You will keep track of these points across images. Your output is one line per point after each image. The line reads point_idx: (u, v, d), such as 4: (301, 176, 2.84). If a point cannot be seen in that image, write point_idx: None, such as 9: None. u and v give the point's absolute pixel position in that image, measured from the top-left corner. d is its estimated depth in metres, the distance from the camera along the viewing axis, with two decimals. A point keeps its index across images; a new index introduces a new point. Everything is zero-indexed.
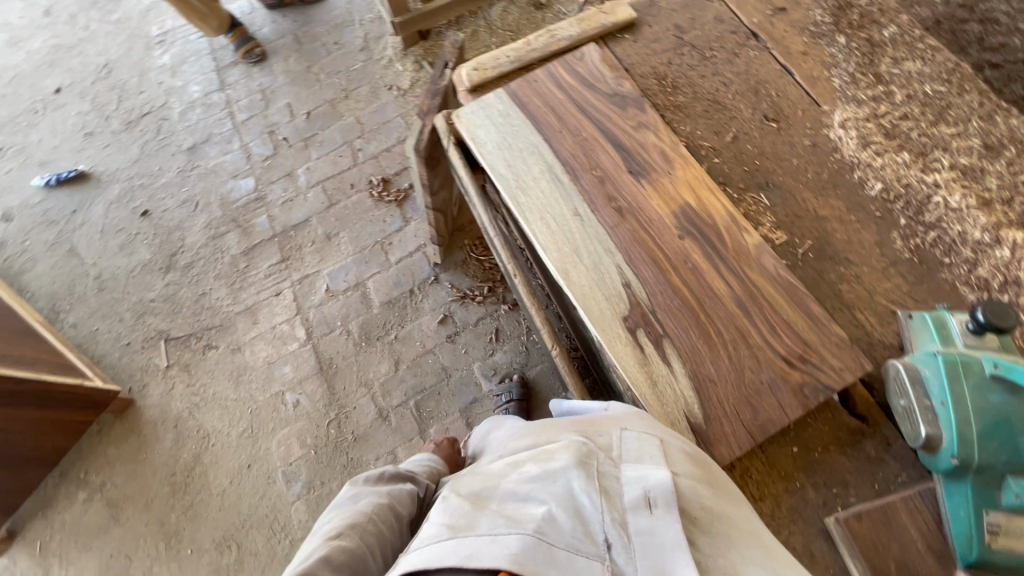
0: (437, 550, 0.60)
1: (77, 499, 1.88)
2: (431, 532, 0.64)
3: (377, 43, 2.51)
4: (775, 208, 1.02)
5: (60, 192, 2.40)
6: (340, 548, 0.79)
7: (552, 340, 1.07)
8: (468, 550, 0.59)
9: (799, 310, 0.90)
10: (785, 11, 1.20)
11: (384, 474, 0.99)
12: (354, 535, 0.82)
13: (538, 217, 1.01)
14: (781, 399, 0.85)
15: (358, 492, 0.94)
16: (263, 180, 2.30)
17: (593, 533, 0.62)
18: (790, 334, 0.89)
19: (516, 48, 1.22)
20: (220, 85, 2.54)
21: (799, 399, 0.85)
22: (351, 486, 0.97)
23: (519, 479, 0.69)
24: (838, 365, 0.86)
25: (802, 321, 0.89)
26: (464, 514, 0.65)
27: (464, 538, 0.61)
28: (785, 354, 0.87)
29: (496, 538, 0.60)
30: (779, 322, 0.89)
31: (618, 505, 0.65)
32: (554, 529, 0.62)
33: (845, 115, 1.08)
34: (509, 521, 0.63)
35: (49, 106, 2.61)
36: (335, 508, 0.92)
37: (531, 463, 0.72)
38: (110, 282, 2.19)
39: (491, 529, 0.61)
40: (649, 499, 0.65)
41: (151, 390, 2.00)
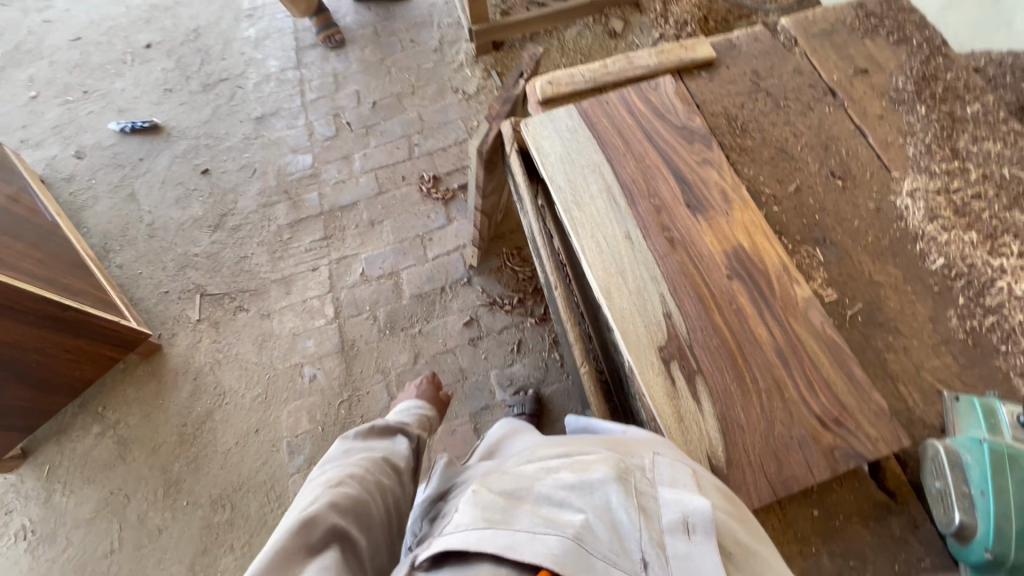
0: (474, 539, 0.59)
1: (90, 431, 1.94)
2: (463, 520, 0.62)
3: (450, 46, 2.59)
4: (829, 265, 1.01)
5: (131, 139, 2.53)
6: (345, 492, 0.83)
7: (581, 357, 1.07)
8: (506, 545, 0.58)
9: (841, 372, 0.88)
10: (867, 73, 1.19)
11: (373, 428, 1.06)
12: (356, 482, 0.87)
13: (589, 233, 1.02)
14: (810, 458, 0.82)
15: (349, 448, 0.98)
16: (320, 159, 2.38)
17: (629, 549, 0.60)
18: (828, 394, 0.86)
19: (593, 70, 1.24)
20: (296, 64, 2.65)
21: (829, 461, 0.82)
22: (340, 443, 1.00)
23: (554, 482, 0.68)
24: (874, 435, 0.83)
25: (842, 383, 0.87)
26: (498, 507, 0.63)
27: (501, 531, 0.60)
28: (820, 414, 0.85)
29: (535, 537, 0.59)
30: (818, 379, 0.87)
31: (655, 525, 0.63)
32: (592, 537, 0.60)
33: (915, 185, 1.05)
34: (547, 522, 0.61)
35: (137, 59, 2.77)
36: (327, 462, 0.95)
37: (566, 469, 0.70)
38: (161, 231, 2.28)
39: (529, 529, 0.60)
40: (688, 524, 0.62)
41: (179, 339, 2.07)
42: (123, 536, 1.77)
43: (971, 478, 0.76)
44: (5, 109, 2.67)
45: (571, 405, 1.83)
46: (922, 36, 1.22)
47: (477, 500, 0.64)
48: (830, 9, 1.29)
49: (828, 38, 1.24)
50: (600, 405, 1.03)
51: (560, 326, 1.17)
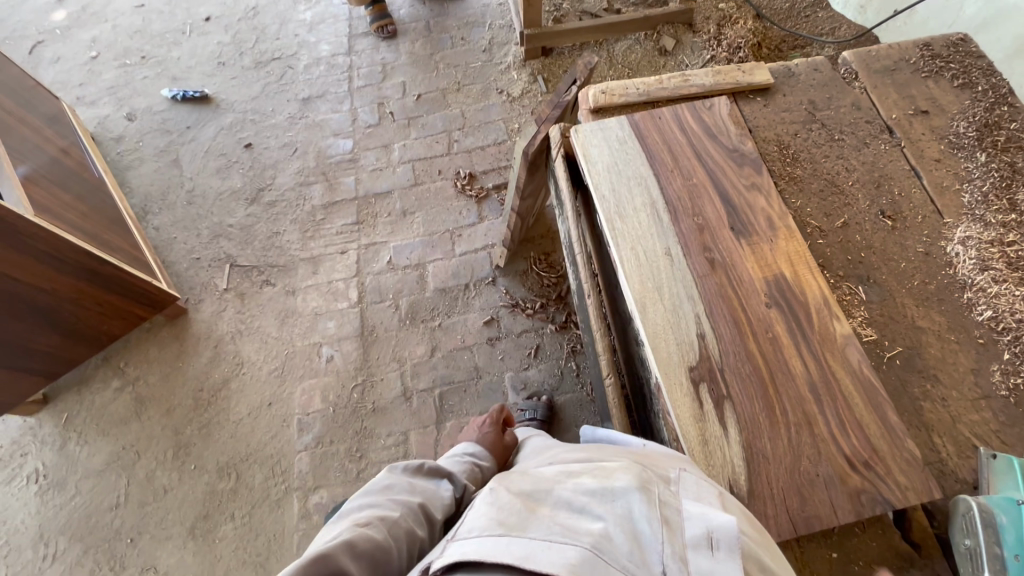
0: (489, 544, 0.59)
1: (110, 385, 1.98)
2: (478, 524, 0.62)
3: (500, 48, 2.60)
4: (870, 304, 0.99)
5: (181, 107, 2.59)
6: (366, 536, 0.77)
7: (608, 368, 1.06)
8: (523, 551, 0.57)
9: (875, 415, 0.85)
10: (927, 114, 1.16)
11: (423, 467, 1.00)
12: (383, 529, 0.80)
13: (629, 245, 1.02)
14: (834, 497, 0.80)
15: (392, 483, 0.94)
16: (361, 145, 2.41)
17: (649, 560, 0.59)
18: (860, 436, 0.84)
19: (647, 83, 1.24)
20: (347, 50, 2.69)
21: (854, 504, 0.79)
22: (387, 473, 0.97)
23: (574, 491, 0.68)
24: (904, 483, 0.80)
25: (875, 425, 0.84)
26: (515, 513, 0.63)
27: (517, 538, 0.59)
28: (850, 454, 0.82)
29: (552, 545, 0.58)
30: (850, 419, 0.85)
31: (677, 538, 0.61)
32: (610, 548, 0.59)
33: (967, 233, 1.03)
34: (564, 530, 0.61)
35: (196, 30, 2.84)
36: (368, 493, 0.92)
37: (586, 479, 0.70)
38: (199, 199, 2.34)
39: (546, 534, 0.60)
40: (712, 539, 0.60)
41: (205, 306, 2.10)
42: (130, 491, 1.80)
43: (1006, 541, 0.73)
44: (66, 66, 2.77)
45: (583, 416, 1.81)
46: (987, 83, 1.19)
47: (496, 504, 0.65)
48: (895, 46, 1.26)
49: (889, 76, 1.22)
50: (621, 419, 1.02)
51: (588, 336, 1.16)
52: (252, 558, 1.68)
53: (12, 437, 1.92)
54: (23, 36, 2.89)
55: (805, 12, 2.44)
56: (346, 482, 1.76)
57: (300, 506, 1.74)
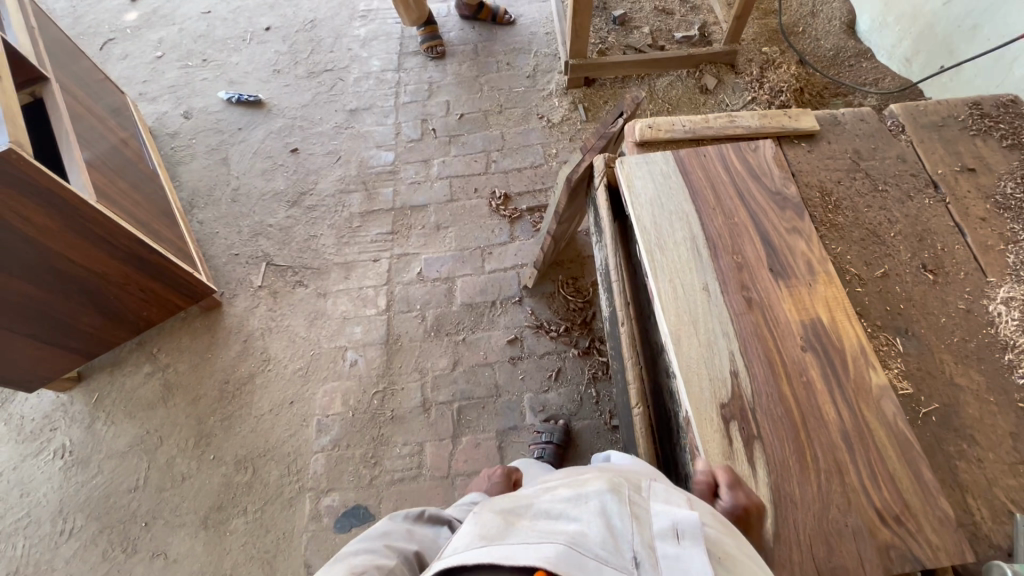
0: (469, 554, 0.60)
1: (141, 370, 2.04)
2: (460, 541, 0.63)
3: (544, 75, 2.68)
4: (907, 356, 0.98)
5: (235, 109, 2.72)
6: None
7: (636, 398, 1.07)
8: (502, 553, 0.59)
9: (909, 469, 0.84)
10: (974, 172, 1.16)
11: (424, 515, 1.04)
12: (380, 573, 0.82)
13: (667, 278, 1.03)
14: (863, 550, 0.79)
15: (390, 531, 0.97)
16: (402, 158, 2.49)
17: (623, 550, 0.60)
18: (891, 489, 0.83)
19: (694, 121, 1.27)
20: (397, 67, 2.80)
21: (883, 559, 0.78)
22: (387, 522, 1.01)
23: (551, 500, 0.68)
24: (935, 543, 0.79)
25: (908, 480, 0.83)
26: (495, 525, 0.64)
27: (496, 545, 0.60)
28: (880, 507, 0.81)
29: (528, 545, 0.59)
30: (882, 472, 0.84)
31: (647, 531, 0.63)
32: (584, 540, 0.60)
33: (1011, 293, 1.02)
34: (540, 532, 0.62)
35: (256, 39, 2.99)
36: (368, 538, 0.94)
37: (562, 488, 0.71)
38: (243, 197, 2.43)
39: (521, 538, 0.61)
40: (677, 530, 0.63)
41: (239, 301, 2.17)
42: (149, 476, 1.85)
43: None
44: (132, 64, 2.93)
45: (599, 444, 1.80)
46: None
47: (474, 521, 0.65)
48: (944, 103, 1.27)
49: (937, 131, 1.23)
50: (647, 450, 1.02)
51: (619, 363, 1.17)
52: (260, 555, 1.69)
53: (43, 412, 1.98)
54: (96, 33, 3.08)
55: (849, 61, 2.46)
56: (359, 487, 1.77)
57: (312, 507, 1.75)
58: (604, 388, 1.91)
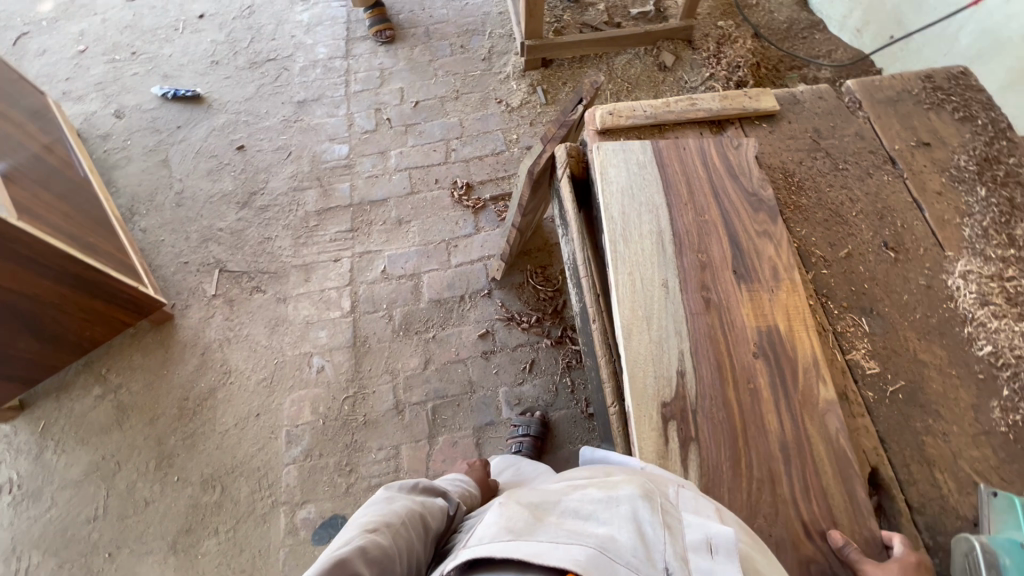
0: (498, 546, 0.59)
1: (90, 392, 1.91)
2: (488, 532, 0.63)
3: (499, 58, 2.59)
4: (874, 336, 0.99)
5: (172, 106, 2.53)
6: (376, 543, 0.72)
7: (612, 396, 1.02)
8: (531, 550, 0.58)
9: (843, 486, 0.83)
10: (928, 146, 1.17)
11: (417, 486, 0.97)
12: (389, 534, 0.76)
13: (626, 270, 1.00)
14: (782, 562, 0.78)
15: (392, 497, 0.89)
16: (356, 151, 2.38)
17: (654, 559, 0.59)
18: (821, 503, 0.82)
19: (655, 105, 1.22)
20: (345, 54, 2.65)
21: (802, 571, 0.78)
22: (385, 491, 0.93)
23: (580, 500, 0.68)
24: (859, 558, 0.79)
25: (841, 497, 0.82)
26: (523, 519, 0.64)
27: (525, 540, 0.60)
28: (807, 520, 0.81)
29: (558, 545, 0.59)
30: (815, 485, 0.83)
31: (680, 539, 0.63)
32: (614, 547, 0.59)
33: (968, 267, 1.04)
34: (570, 534, 0.61)
35: (189, 28, 2.78)
36: (372, 506, 0.86)
37: (591, 489, 0.70)
38: (189, 201, 2.28)
39: (551, 538, 0.60)
40: (711, 544, 0.62)
41: (192, 312, 2.05)
42: (109, 504, 1.74)
43: None
44: (52, 60, 2.69)
45: (577, 434, 1.80)
46: (986, 117, 1.20)
47: (504, 513, 0.65)
48: (898, 77, 1.27)
49: (893, 107, 1.23)
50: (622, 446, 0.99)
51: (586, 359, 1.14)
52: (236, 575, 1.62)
53: None
54: (7, 27, 2.81)
55: (802, 33, 2.48)
56: (335, 497, 1.72)
57: (287, 521, 1.69)
58: (579, 376, 1.89)
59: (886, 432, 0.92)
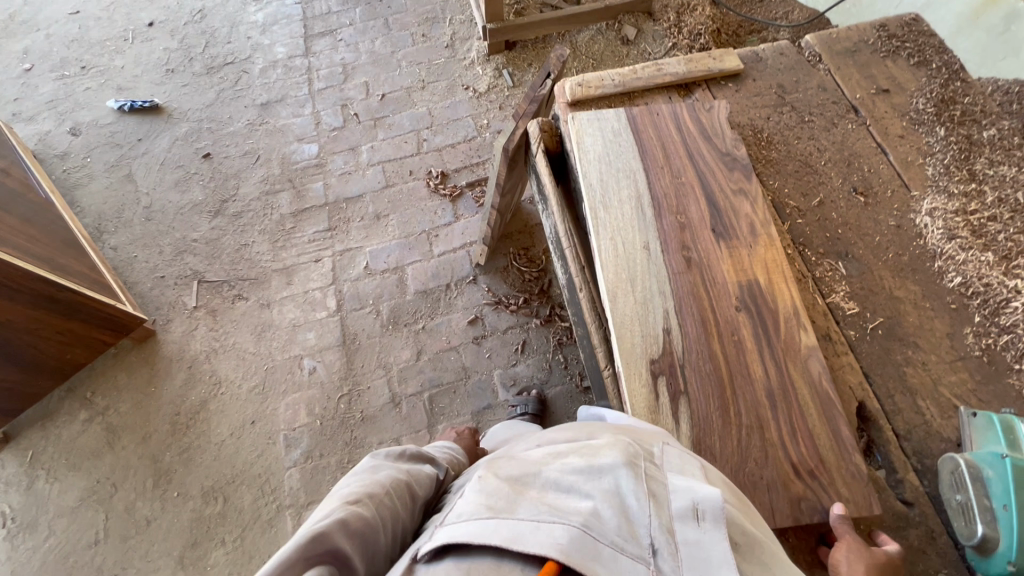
0: (477, 528, 0.58)
1: (77, 417, 1.86)
2: (465, 510, 0.62)
3: (462, 44, 2.57)
4: (851, 278, 1.03)
5: (130, 119, 2.45)
6: (357, 515, 0.71)
7: (605, 360, 1.02)
8: (510, 532, 0.57)
9: (828, 427, 0.86)
10: (888, 93, 1.21)
11: (404, 454, 0.97)
12: (371, 506, 0.75)
13: (608, 235, 1.01)
14: (774, 502, 0.82)
15: (377, 465, 0.89)
16: (326, 149, 2.35)
17: (639, 535, 0.61)
18: (809, 445, 0.85)
19: (622, 73, 1.23)
20: (305, 51, 2.60)
21: (793, 510, 0.81)
22: (371, 459, 0.92)
23: (561, 470, 0.68)
24: (845, 494, 0.82)
25: (826, 437, 0.85)
26: (503, 496, 0.63)
27: (504, 520, 0.59)
28: (796, 462, 0.84)
29: (540, 526, 0.58)
30: (801, 427, 0.86)
31: (665, 510, 0.64)
32: (598, 525, 0.60)
33: (933, 204, 1.08)
34: (553, 510, 0.61)
35: (139, 37, 2.69)
36: (355, 475, 0.86)
37: (572, 458, 0.70)
38: (159, 214, 2.22)
39: (533, 516, 0.59)
40: (697, 511, 0.63)
41: (174, 326, 2.01)
42: (109, 526, 1.71)
43: (994, 492, 0.78)
44: None
45: (575, 408, 1.83)
46: (940, 61, 1.25)
47: (481, 488, 0.64)
48: (854, 29, 1.31)
49: (851, 57, 1.26)
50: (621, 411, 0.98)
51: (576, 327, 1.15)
52: None
53: None
54: None
55: None
56: None
57: (294, 523, 1.69)
58: (571, 352, 1.92)
59: (870, 367, 0.96)
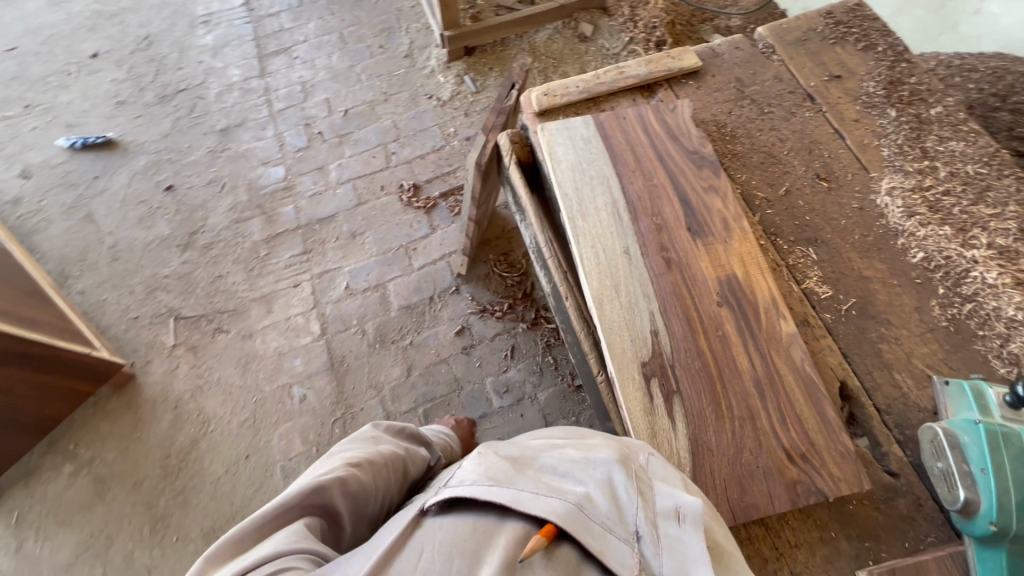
0: (481, 488, 0.63)
1: (62, 472, 1.81)
2: (469, 476, 0.67)
3: (421, 52, 2.55)
4: (822, 263, 1.07)
5: (84, 156, 2.37)
6: (355, 478, 0.85)
7: (598, 365, 1.04)
8: (513, 496, 0.63)
9: (815, 411, 0.90)
10: (840, 79, 1.26)
11: (404, 431, 1.11)
12: (370, 473, 0.88)
13: (589, 243, 1.02)
14: (772, 489, 0.85)
15: (379, 437, 1.03)
16: (293, 171, 2.31)
17: (625, 521, 0.64)
18: (798, 430, 0.89)
19: (586, 80, 1.24)
20: (260, 72, 2.55)
21: (791, 494, 0.84)
22: (374, 428, 1.06)
23: (557, 458, 0.73)
24: (836, 474, 0.86)
25: (813, 420, 0.89)
26: (504, 469, 0.68)
27: (505, 487, 0.64)
28: (788, 447, 0.87)
29: (538, 497, 0.63)
30: (790, 414, 0.90)
31: (651, 507, 0.66)
32: (589, 504, 0.64)
33: (892, 184, 1.13)
34: (549, 488, 0.66)
35: (83, 70, 2.60)
36: (359, 439, 1.00)
37: (569, 451, 0.75)
38: (125, 253, 2.15)
39: (531, 488, 0.64)
40: (680, 512, 0.66)
41: (154, 367, 1.95)
42: None
43: (971, 457, 0.82)
44: None
45: (569, 407, 1.85)
46: (886, 43, 1.30)
47: (484, 460, 0.69)
48: (803, 18, 1.35)
49: (802, 46, 1.31)
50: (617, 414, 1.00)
51: (564, 335, 1.17)
52: None
53: None
54: None
55: None
56: None
57: None
58: (560, 352, 1.94)
59: (847, 348, 1.00)
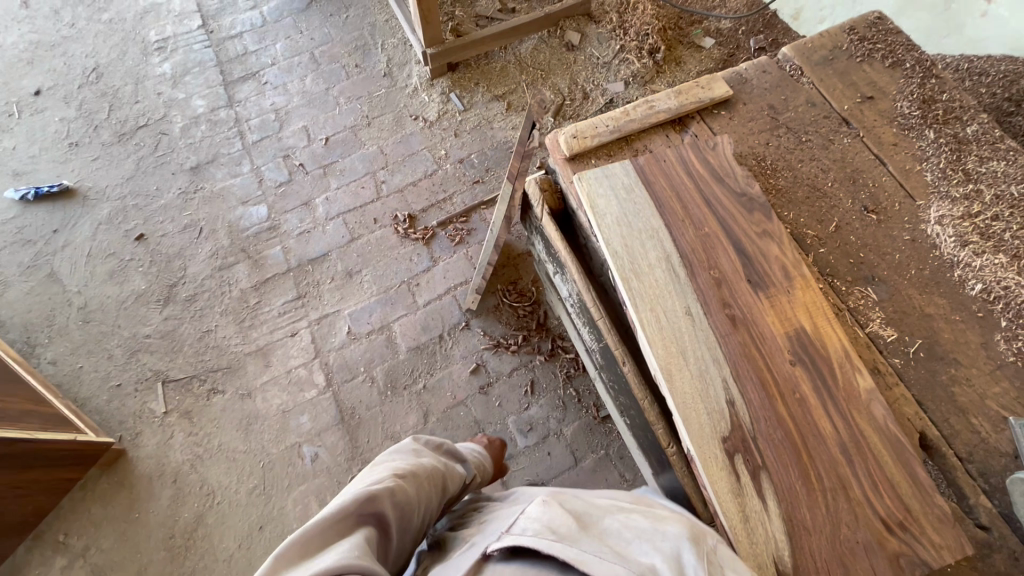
0: (543, 541, 0.62)
1: (54, 567, 1.64)
2: (532, 527, 0.66)
3: (400, 70, 2.41)
4: (882, 303, 1.03)
5: (38, 208, 2.14)
6: (403, 489, 0.83)
7: (666, 436, 0.98)
8: (576, 554, 0.60)
9: (906, 473, 0.85)
10: (873, 99, 1.21)
11: (442, 447, 1.07)
12: (414, 484, 0.86)
13: (648, 305, 0.95)
14: (876, 566, 0.80)
15: (419, 450, 1.00)
16: (276, 208, 2.15)
17: None
18: (892, 497, 0.84)
19: (615, 118, 1.16)
20: (228, 101, 2.36)
21: (896, 570, 0.79)
22: (413, 442, 1.03)
23: (623, 523, 0.69)
24: (938, 541, 0.81)
25: (905, 484, 0.85)
26: (569, 527, 0.66)
27: (568, 544, 0.62)
28: (885, 517, 0.83)
29: (603, 560, 0.60)
30: (882, 479, 0.85)
31: None
32: None
33: (940, 212, 1.09)
34: (615, 554, 0.62)
35: (26, 109, 2.35)
36: (400, 450, 0.97)
37: (637, 518, 0.71)
38: (98, 314, 1.97)
39: (596, 551, 0.61)
40: None
41: (146, 439, 1.79)
42: None
43: None
44: None
45: (597, 440, 1.78)
46: (913, 58, 1.25)
47: (549, 514, 0.68)
48: (826, 35, 1.30)
49: (830, 66, 1.25)
50: (693, 486, 0.95)
51: (619, 395, 1.10)
52: None
53: None
54: None
55: None
56: None
57: None
58: (581, 382, 1.87)
59: (920, 394, 0.96)
